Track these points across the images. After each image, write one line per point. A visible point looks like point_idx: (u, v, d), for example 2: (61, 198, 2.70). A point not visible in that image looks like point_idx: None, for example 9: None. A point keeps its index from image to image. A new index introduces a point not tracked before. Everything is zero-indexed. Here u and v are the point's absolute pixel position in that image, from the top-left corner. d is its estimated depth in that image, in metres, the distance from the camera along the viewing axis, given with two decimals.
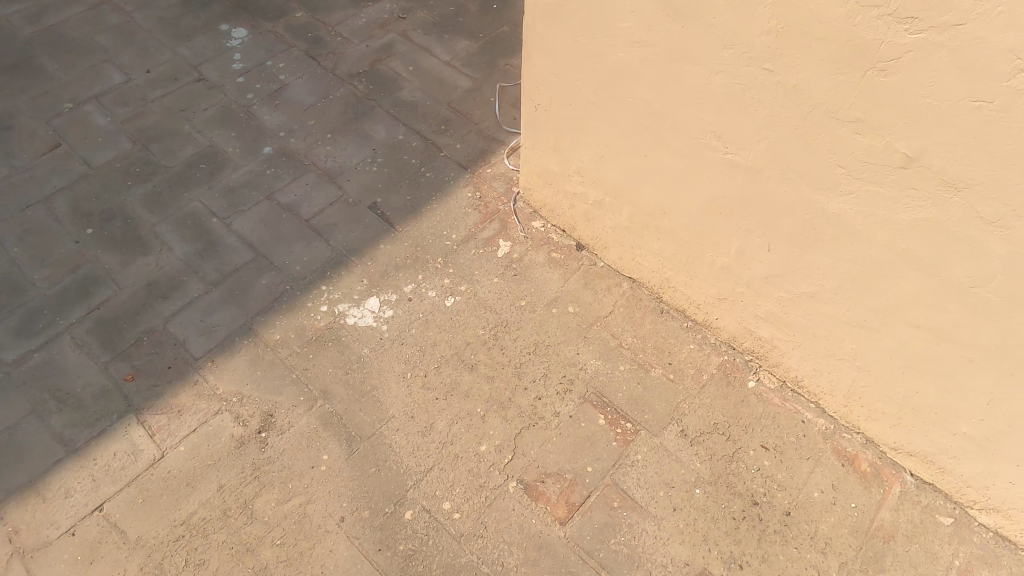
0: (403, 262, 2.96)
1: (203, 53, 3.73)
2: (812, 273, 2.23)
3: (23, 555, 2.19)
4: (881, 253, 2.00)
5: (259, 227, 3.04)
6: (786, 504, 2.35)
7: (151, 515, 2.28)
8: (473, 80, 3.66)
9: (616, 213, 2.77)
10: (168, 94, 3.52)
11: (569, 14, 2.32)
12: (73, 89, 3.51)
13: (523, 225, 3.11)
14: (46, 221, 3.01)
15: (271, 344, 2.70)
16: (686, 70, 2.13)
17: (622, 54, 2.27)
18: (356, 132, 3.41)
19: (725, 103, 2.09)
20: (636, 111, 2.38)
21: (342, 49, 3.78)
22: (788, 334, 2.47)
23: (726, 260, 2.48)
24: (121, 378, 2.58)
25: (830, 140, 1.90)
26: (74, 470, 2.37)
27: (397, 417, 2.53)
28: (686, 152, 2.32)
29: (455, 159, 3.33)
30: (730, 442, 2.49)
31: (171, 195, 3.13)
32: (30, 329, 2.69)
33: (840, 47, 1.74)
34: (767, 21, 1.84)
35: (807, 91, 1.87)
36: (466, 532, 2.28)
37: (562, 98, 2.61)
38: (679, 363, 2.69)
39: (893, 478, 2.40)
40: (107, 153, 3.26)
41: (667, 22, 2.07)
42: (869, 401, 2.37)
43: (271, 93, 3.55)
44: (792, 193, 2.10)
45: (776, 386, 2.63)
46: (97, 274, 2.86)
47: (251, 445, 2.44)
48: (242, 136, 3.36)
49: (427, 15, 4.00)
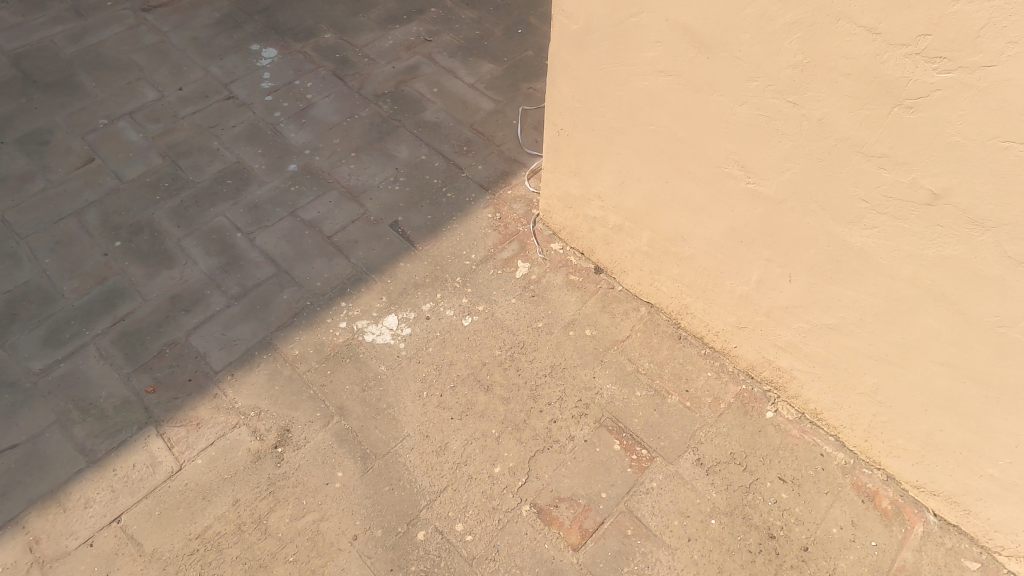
0: (422, 280, 2.99)
1: (233, 72, 3.82)
2: (833, 305, 2.22)
3: (42, 564, 2.22)
4: (904, 287, 1.98)
5: (282, 243, 3.09)
6: (804, 539, 2.31)
7: (167, 528, 2.30)
8: (496, 103, 3.71)
9: (636, 237, 2.78)
10: (198, 112, 3.60)
11: (595, 42, 2.35)
12: (108, 105, 3.61)
13: (541, 246, 3.12)
14: (77, 233, 3.09)
15: (290, 359, 2.72)
16: (710, 100, 2.14)
17: (646, 82, 2.30)
18: (379, 151, 3.46)
19: (748, 133, 2.10)
20: (658, 139, 2.40)
21: (369, 70, 3.86)
22: (807, 365, 2.45)
23: (746, 289, 2.47)
24: (142, 390, 2.62)
25: (854, 174, 1.90)
26: (94, 480, 2.41)
27: (412, 436, 2.53)
28: (708, 180, 2.33)
29: (476, 180, 3.36)
30: (747, 473, 2.46)
31: (197, 210, 3.19)
32: (57, 339, 2.75)
33: (866, 83, 1.74)
34: (793, 55, 1.86)
35: (832, 125, 1.87)
36: (478, 555, 2.27)
37: (585, 124, 2.63)
38: (696, 390, 2.68)
39: (916, 517, 2.36)
40: (138, 168, 3.34)
41: (693, 54, 2.09)
42: (890, 436, 2.33)
43: (298, 112, 3.62)
44: (814, 225, 2.10)
45: (795, 418, 2.60)
46: (124, 286, 2.92)
47: (267, 460, 2.46)
48: (268, 153, 3.43)
49: (452, 38, 4.07)
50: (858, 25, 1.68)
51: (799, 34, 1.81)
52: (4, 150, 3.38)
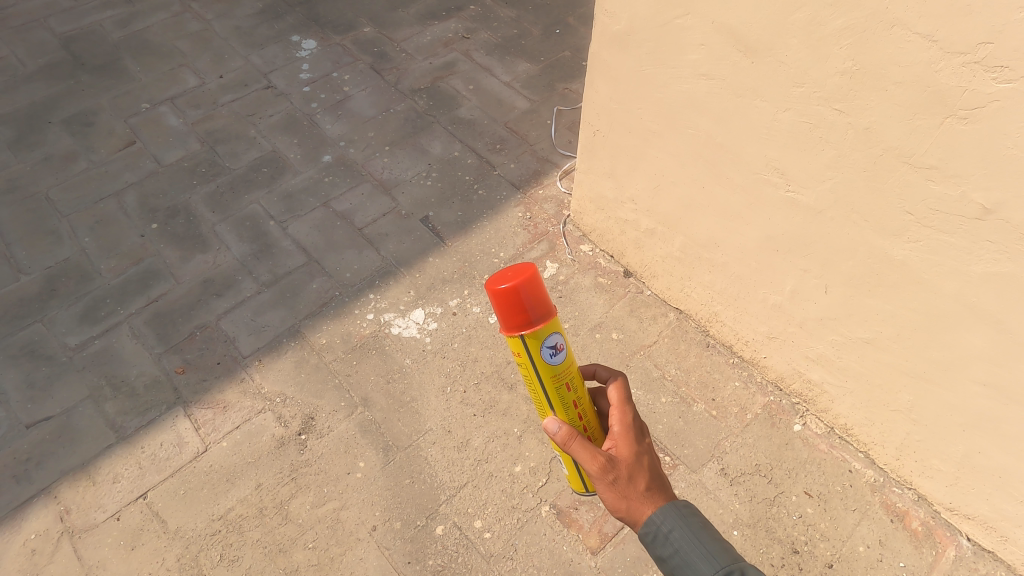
0: (450, 276, 2.99)
1: (273, 62, 3.87)
2: (870, 319, 2.17)
3: (72, 534, 2.26)
4: (946, 303, 1.94)
5: (313, 233, 3.12)
6: (829, 556, 2.27)
7: (192, 507, 2.33)
8: (531, 102, 3.71)
9: (668, 242, 2.75)
10: (237, 100, 3.65)
11: (636, 44, 2.34)
12: (151, 90, 3.67)
13: (571, 248, 3.11)
14: (116, 214, 3.14)
15: (317, 348, 2.74)
16: (752, 106, 2.11)
17: (687, 85, 2.28)
18: (413, 146, 3.47)
19: (791, 140, 2.06)
20: (696, 143, 2.37)
21: (406, 65, 3.88)
22: (840, 378, 2.40)
23: (780, 298, 2.44)
24: (172, 371, 2.66)
25: (899, 186, 1.86)
26: (123, 456, 2.44)
27: (434, 431, 2.53)
28: (746, 187, 2.30)
29: (509, 179, 3.36)
30: (772, 486, 2.42)
31: (233, 196, 3.23)
32: (93, 317, 2.80)
33: (918, 92, 1.71)
34: (841, 62, 1.82)
35: (879, 134, 1.84)
36: (496, 553, 2.26)
37: (622, 126, 2.61)
38: (723, 400, 2.64)
39: (948, 540, 2.30)
40: (177, 152, 3.39)
41: (738, 57, 2.06)
42: (923, 456, 2.28)
43: (334, 104, 3.65)
44: (855, 236, 2.06)
45: (824, 432, 2.56)
46: (158, 268, 2.96)
47: (291, 446, 2.48)
48: (304, 144, 3.46)
49: (490, 35, 4.07)
50: (914, 32, 1.64)
51: (849, 40, 1.77)
52: (50, 129, 3.46)
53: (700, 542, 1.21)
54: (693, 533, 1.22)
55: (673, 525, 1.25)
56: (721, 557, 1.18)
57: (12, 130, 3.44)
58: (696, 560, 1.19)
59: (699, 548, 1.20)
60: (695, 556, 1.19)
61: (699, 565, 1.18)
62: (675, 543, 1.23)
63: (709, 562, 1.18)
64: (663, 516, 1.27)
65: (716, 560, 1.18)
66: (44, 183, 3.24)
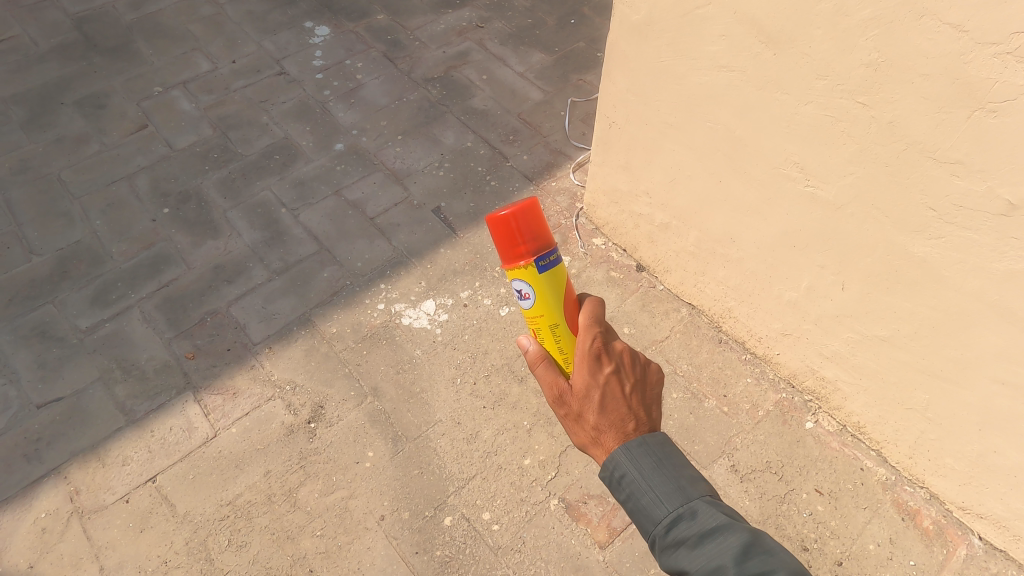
0: (461, 267, 2.97)
1: (286, 48, 3.85)
2: (887, 316, 2.15)
3: (81, 515, 2.26)
4: (966, 301, 1.92)
5: (325, 222, 3.10)
6: (839, 554, 2.26)
7: (201, 492, 2.33)
8: (544, 93, 3.68)
9: (682, 237, 2.73)
10: (250, 85, 3.63)
11: (655, 34, 2.31)
12: (164, 73, 3.65)
13: (583, 241, 3.09)
14: (128, 197, 3.13)
15: (328, 336, 2.73)
16: (773, 99, 2.08)
17: (706, 77, 2.25)
18: (426, 136, 3.45)
19: (811, 134, 2.04)
20: (714, 136, 2.35)
21: (419, 53, 3.85)
22: (854, 376, 2.39)
23: (795, 294, 2.41)
24: (182, 356, 2.65)
25: (922, 181, 1.84)
26: (133, 439, 2.43)
27: (443, 422, 2.52)
28: (764, 181, 2.27)
29: (521, 170, 3.34)
30: (783, 483, 2.41)
31: (244, 182, 3.22)
32: (104, 300, 2.79)
33: (945, 85, 1.68)
34: (867, 54, 1.79)
35: (903, 129, 1.81)
36: (504, 545, 2.25)
37: (638, 118, 2.59)
38: (734, 396, 2.63)
39: (959, 539, 2.29)
40: (189, 137, 3.37)
41: (760, 48, 2.03)
42: (937, 455, 2.26)
43: (347, 92, 3.63)
44: (875, 232, 2.03)
45: (836, 430, 2.54)
46: (169, 252, 2.95)
47: (300, 434, 2.47)
48: (316, 131, 3.44)
49: (505, 25, 4.04)
50: (944, 23, 1.61)
51: (876, 31, 1.74)
52: (63, 111, 3.44)
53: (652, 489, 1.14)
54: (646, 481, 1.15)
55: (625, 469, 1.17)
56: (670, 501, 1.13)
57: (24, 110, 3.42)
58: (647, 507, 1.14)
59: (651, 492, 1.14)
60: (646, 503, 1.14)
61: (649, 508, 1.14)
62: (626, 489, 1.16)
63: (661, 506, 1.13)
64: (615, 459, 1.19)
65: (669, 505, 1.13)
66: (56, 165, 3.22)
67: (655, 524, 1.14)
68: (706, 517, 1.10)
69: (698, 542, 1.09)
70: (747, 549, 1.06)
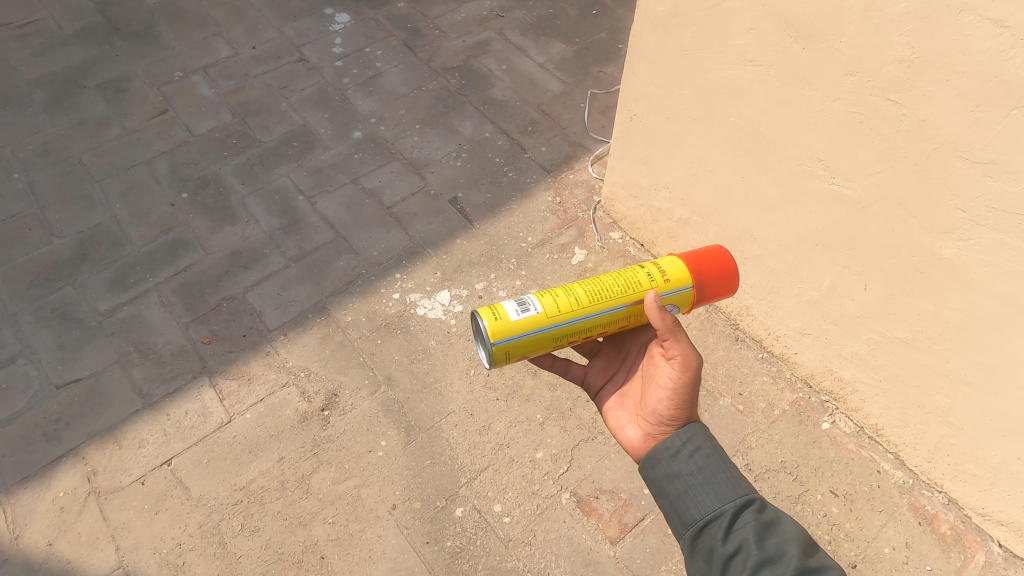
0: (477, 259, 2.95)
1: (306, 35, 3.84)
2: (911, 318, 2.11)
3: (98, 495, 2.29)
4: (995, 305, 1.88)
5: (342, 210, 3.10)
6: (853, 556, 2.24)
7: (215, 476, 2.34)
8: (564, 84, 3.65)
9: (702, 233, 2.70)
10: (269, 72, 3.63)
11: (680, 26, 2.27)
12: (184, 58, 3.66)
13: (600, 234, 3.06)
14: (148, 181, 3.14)
15: (343, 325, 2.73)
16: (800, 94, 2.04)
17: (732, 71, 2.21)
18: (444, 125, 3.43)
19: (839, 131, 2.00)
20: (737, 132, 2.31)
21: (439, 42, 3.83)
22: (874, 378, 2.35)
23: (815, 294, 2.38)
24: (198, 341, 2.66)
25: (953, 181, 1.80)
26: (149, 422, 2.46)
27: (456, 413, 2.51)
28: (788, 178, 2.23)
29: (540, 162, 3.31)
30: (798, 484, 2.38)
31: (263, 169, 3.22)
32: (122, 283, 2.81)
33: (982, 83, 1.64)
34: (900, 50, 1.74)
35: (935, 128, 1.77)
36: (514, 538, 2.25)
37: (660, 111, 2.55)
38: (750, 395, 2.60)
39: (977, 545, 2.25)
40: (209, 122, 3.38)
41: (789, 43, 1.99)
42: (957, 460, 2.22)
43: (366, 80, 3.62)
44: (900, 233, 1.99)
45: (853, 432, 2.51)
46: (187, 238, 2.96)
47: (314, 421, 2.48)
48: (335, 119, 3.44)
49: (525, 15, 4.01)
50: (984, 17, 1.57)
51: (911, 26, 1.69)
52: (85, 94, 3.46)
53: (724, 468, 1.39)
54: (720, 463, 1.41)
55: (702, 447, 1.43)
56: (742, 486, 1.36)
57: (46, 93, 3.45)
58: (715, 480, 1.38)
59: (726, 475, 1.38)
60: (717, 478, 1.38)
61: (718, 487, 1.37)
62: (699, 463, 1.42)
63: (732, 487, 1.36)
64: (694, 434, 1.46)
65: (739, 488, 1.36)
66: (78, 148, 3.24)
67: (722, 503, 1.34)
68: (768, 505, 1.32)
69: (765, 524, 1.28)
70: (807, 544, 1.24)
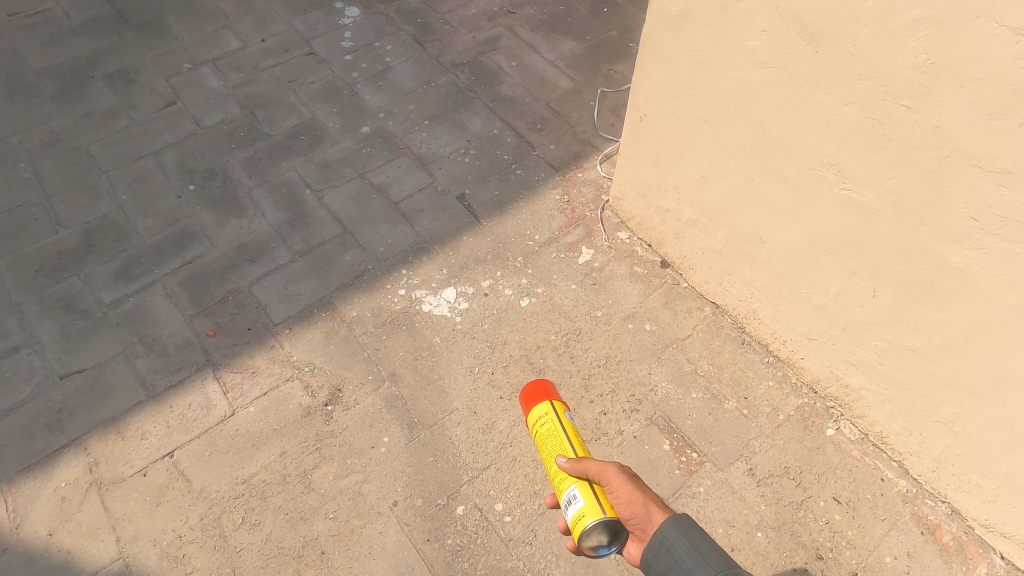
0: (483, 256, 2.94)
1: (316, 28, 3.83)
2: (919, 326, 2.09)
3: (100, 486, 2.29)
4: (1006, 315, 1.85)
5: (349, 204, 3.09)
6: (854, 564, 2.22)
7: (217, 469, 2.35)
8: (575, 82, 3.63)
9: (710, 235, 2.68)
10: (278, 65, 3.62)
11: (692, 27, 2.25)
12: (193, 50, 3.65)
13: (608, 234, 3.04)
14: (155, 173, 3.14)
15: (347, 320, 2.73)
16: (812, 98, 2.02)
17: (743, 73, 2.19)
18: (453, 121, 3.42)
19: (850, 136, 1.97)
20: (748, 134, 2.29)
21: (448, 37, 3.81)
22: (880, 385, 2.33)
23: (824, 299, 2.36)
24: (203, 333, 2.67)
25: (965, 190, 1.77)
26: (152, 414, 2.46)
27: (459, 411, 2.51)
28: (798, 182, 2.21)
29: (548, 160, 3.30)
30: (800, 489, 2.37)
31: (270, 162, 3.21)
32: (128, 274, 2.82)
33: (996, 91, 1.61)
34: (914, 55, 1.72)
35: (948, 135, 1.74)
36: (515, 537, 2.24)
37: (670, 112, 2.54)
38: (754, 399, 2.58)
39: (979, 556, 2.24)
40: (217, 115, 3.38)
41: (801, 46, 1.97)
42: (961, 469, 2.20)
43: (375, 74, 3.60)
44: (910, 240, 1.97)
45: (858, 438, 2.49)
46: (194, 230, 2.96)
47: (317, 417, 2.47)
48: (343, 113, 3.43)
49: (537, 11, 3.98)
50: (1000, 25, 1.55)
51: (926, 31, 1.67)
52: (93, 84, 3.46)
53: (696, 550, 1.25)
54: (693, 544, 1.27)
55: (674, 538, 1.30)
56: (717, 562, 1.21)
57: (55, 83, 3.45)
58: (694, 568, 1.23)
59: (698, 556, 1.24)
60: (692, 562, 1.24)
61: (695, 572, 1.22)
62: (677, 555, 1.27)
63: (704, 567, 1.21)
64: (664, 529, 1.32)
65: (712, 565, 1.21)
66: (86, 138, 3.25)
67: None
68: None
69: None
70: None
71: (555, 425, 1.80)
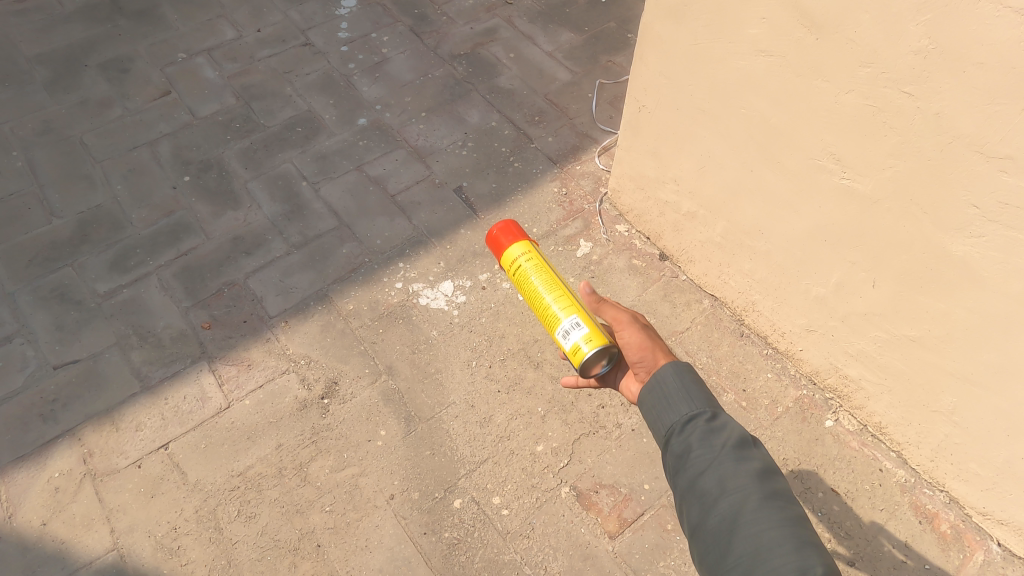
0: (481, 249, 2.92)
1: (312, 19, 3.80)
2: (919, 317, 2.08)
3: (94, 477, 2.27)
4: (1007, 304, 1.83)
5: (346, 197, 3.07)
6: (852, 555, 2.20)
7: (212, 461, 2.33)
8: (573, 74, 3.60)
9: (709, 226, 2.66)
10: (275, 55, 3.59)
11: (692, 14, 2.23)
12: (188, 40, 3.62)
13: (606, 227, 3.03)
14: (150, 163, 3.12)
15: (344, 313, 2.71)
16: (813, 86, 2.00)
17: (743, 62, 2.17)
18: (450, 113, 3.39)
19: (851, 125, 1.96)
20: (748, 124, 2.27)
21: (446, 29, 3.78)
22: (880, 376, 2.32)
23: (824, 291, 2.34)
24: (199, 326, 2.64)
25: (966, 177, 1.76)
26: (147, 406, 2.44)
27: (457, 404, 2.49)
28: (798, 172, 2.19)
29: (546, 152, 3.28)
30: (799, 482, 2.35)
31: (266, 154, 3.19)
32: (122, 266, 2.79)
33: (1000, 75, 1.59)
34: (917, 40, 1.70)
35: (951, 122, 1.73)
36: (512, 530, 2.23)
37: (669, 102, 2.51)
38: (753, 391, 2.57)
39: (977, 544, 2.23)
40: (212, 106, 3.35)
41: (803, 33, 1.95)
42: (961, 459, 2.19)
43: (372, 66, 3.58)
44: (911, 230, 1.96)
45: (856, 430, 2.48)
46: (189, 221, 2.94)
47: (313, 409, 2.46)
48: (340, 105, 3.40)
49: (535, 3, 3.96)
50: (1004, 7, 1.52)
51: (930, 15, 1.65)
52: (87, 73, 3.43)
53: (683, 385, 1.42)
54: (682, 383, 1.42)
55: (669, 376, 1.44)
56: (699, 399, 1.40)
57: (49, 72, 3.42)
58: (676, 399, 1.41)
59: (683, 393, 1.41)
60: (678, 397, 1.41)
61: (678, 403, 1.41)
62: (664, 386, 1.44)
63: (688, 401, 1.40)
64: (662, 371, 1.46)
65: (694, 400, 1.40)
66: (80, 128, 3.22)
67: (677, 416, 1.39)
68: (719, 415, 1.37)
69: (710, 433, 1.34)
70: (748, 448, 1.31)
71: (536, 262, 1.90)
